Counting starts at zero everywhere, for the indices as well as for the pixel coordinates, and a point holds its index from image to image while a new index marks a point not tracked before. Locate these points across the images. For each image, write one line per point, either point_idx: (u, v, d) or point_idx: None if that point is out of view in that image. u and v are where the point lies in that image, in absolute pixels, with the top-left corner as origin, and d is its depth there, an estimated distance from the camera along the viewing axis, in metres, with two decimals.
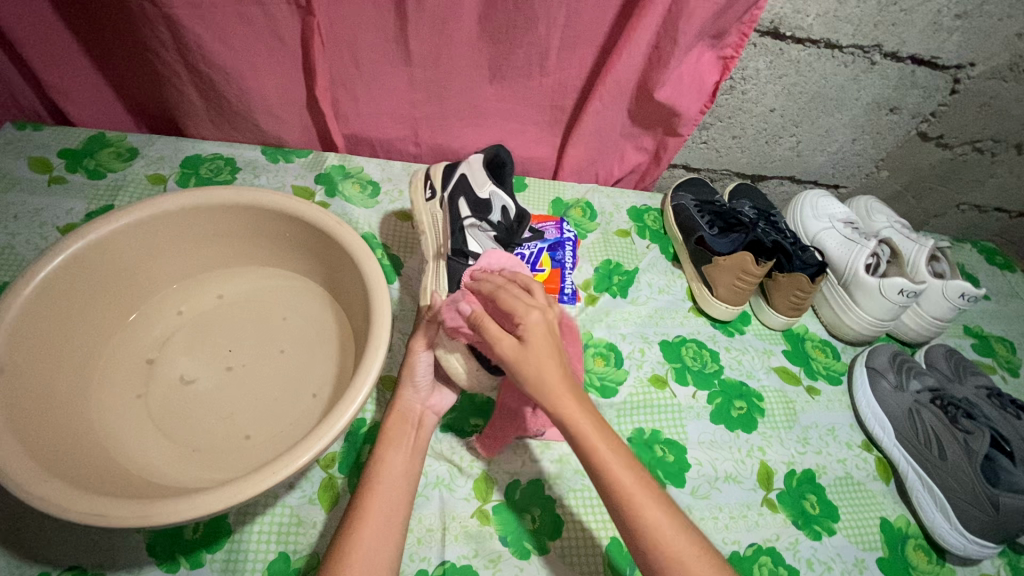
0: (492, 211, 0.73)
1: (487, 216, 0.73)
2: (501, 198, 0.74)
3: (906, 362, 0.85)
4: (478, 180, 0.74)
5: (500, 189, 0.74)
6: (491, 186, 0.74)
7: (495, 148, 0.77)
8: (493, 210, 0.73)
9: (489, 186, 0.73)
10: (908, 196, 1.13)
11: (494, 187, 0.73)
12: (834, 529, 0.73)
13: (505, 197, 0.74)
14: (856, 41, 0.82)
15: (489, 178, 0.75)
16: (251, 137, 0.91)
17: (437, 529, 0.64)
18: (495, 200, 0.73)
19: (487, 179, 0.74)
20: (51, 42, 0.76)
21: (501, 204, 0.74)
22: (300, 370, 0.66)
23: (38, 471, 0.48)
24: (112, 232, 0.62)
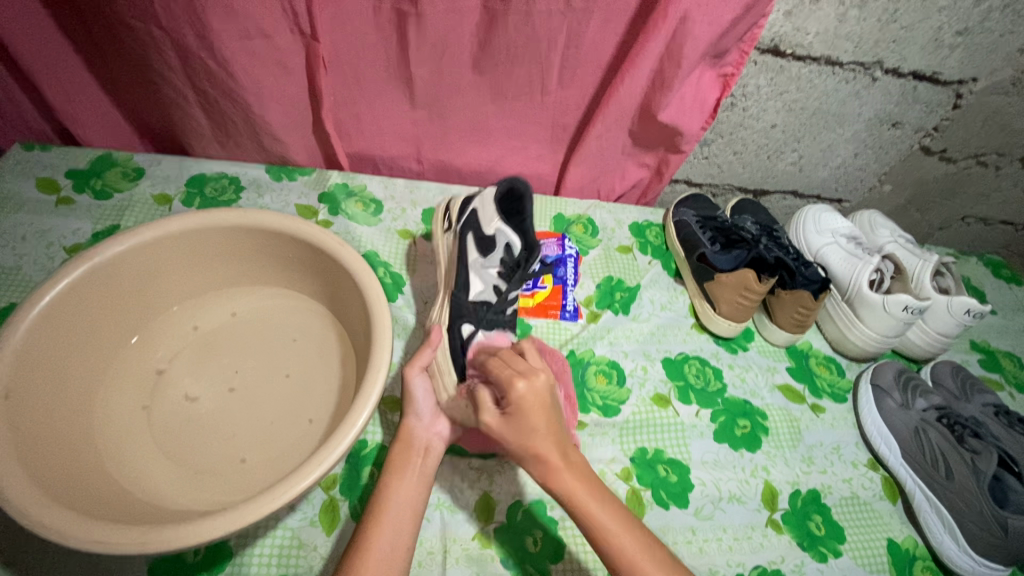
0: (498, 249, 0.71)
1: (493, 254, 0.71)
2: (506, 236, 0.70)
3: (912, 380, 0.85)
4: (486, 217, 0.71)
5: (505, 226, 0.70)
6: (498, 224, 0.70)
7: (509, 178, 0.72)
8: (498, 248, 0.71)
9: (495, 223, 0.70)
10: (912, 210, 1.13)
11: (499, 225, 0.70)
12: (840, 551, 0.72)
13: (511, 234, 0.70)
14: (857, 58, 0.82)
15: (500, 214, 0.71)
16: (255, 156, 0.92)
17: (437, 552, 0.64)
18: (500, 237, 0.71)
19: (496, 215, 0.71)
20: (61, 66, 0.78)
21: (505, 241, 0.71)
22: (301, 391, 0.67)
23: (40, 497, 0.48)
24: (117, 255, 0.63)
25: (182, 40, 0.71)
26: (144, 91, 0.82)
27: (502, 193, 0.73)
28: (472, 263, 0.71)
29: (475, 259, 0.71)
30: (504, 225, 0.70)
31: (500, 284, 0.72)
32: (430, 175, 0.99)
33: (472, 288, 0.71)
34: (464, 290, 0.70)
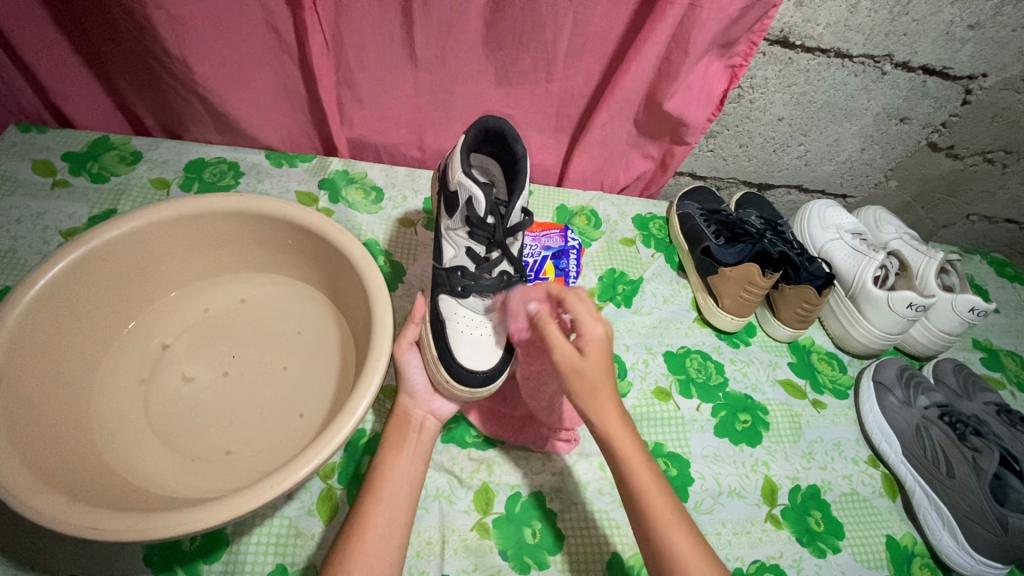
0: (460, 205, 0.64)
1: (459, 212, 0.64)
2: (465, 189, 0.62)
3: (914, 377, 0.84)
4: (452, 169, 0.64)
5: (465, 177, 0.62)
6: (458, 174, 0.62)
7: (479, 120, 0.65)
8: (460, 205, 0.63)
9: (455, 176, 0.63)
10: (917, 206, 1.12)
11: (459, 176, 0.62)
12: (839, 546, 0.72)
13: (470, 187, 0.61)
14: (867, 50, 0.81)
15: (464, 162, 0.63)
16: (255, 141, 0.91)
17: (435, 542, 0.63)
18: (461, 191, 0.63)
19: (459, 164, 0.63)
20: (57, 46, 0.76)
21: (467, 196, 0.62)
22: (300, 380, 0.66)
23: (34, 482, 0.47)
24: (114, 239, 0.62)
25: (182, 21, 0.69)
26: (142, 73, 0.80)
27: (478, 137, 0.66)
28: (442, 227, 0.68)
29: (444, 222, 0.67)
30: (462, 176, 0.62)
31: (470, 246, 0.66)
32: (432, 164, 0.98)
33: (445, 253, 0.68)
34: (438, 257, 0.68)
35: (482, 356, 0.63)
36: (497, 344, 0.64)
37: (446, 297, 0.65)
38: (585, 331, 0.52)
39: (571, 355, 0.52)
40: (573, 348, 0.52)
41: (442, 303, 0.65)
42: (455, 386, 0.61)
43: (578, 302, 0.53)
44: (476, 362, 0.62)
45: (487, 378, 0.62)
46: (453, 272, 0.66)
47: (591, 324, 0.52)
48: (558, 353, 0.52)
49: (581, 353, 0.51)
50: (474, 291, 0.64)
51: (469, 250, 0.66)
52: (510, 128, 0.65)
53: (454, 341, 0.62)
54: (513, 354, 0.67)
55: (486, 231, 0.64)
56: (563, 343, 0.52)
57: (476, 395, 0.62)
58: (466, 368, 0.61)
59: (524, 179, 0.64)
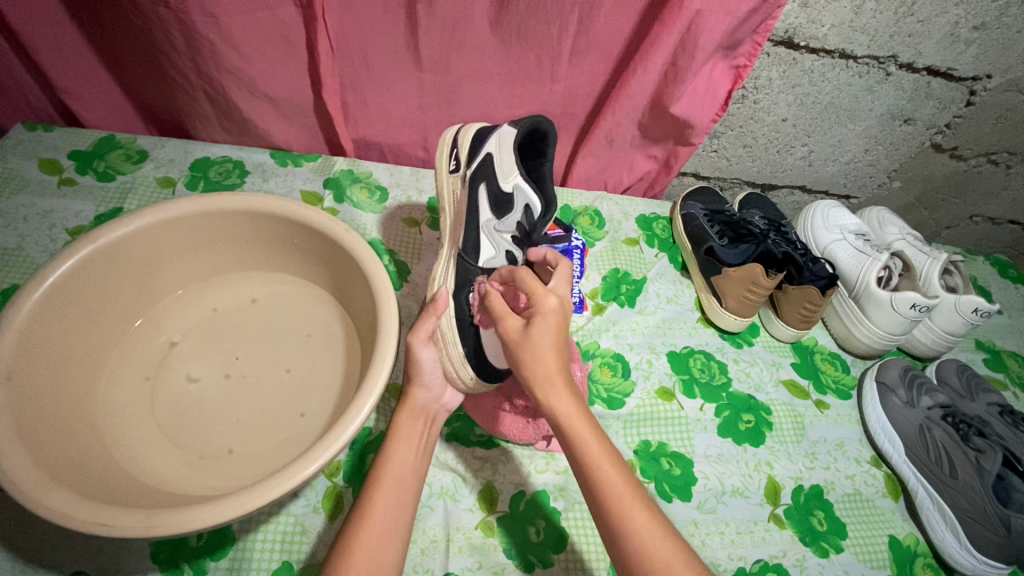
0: (514, 209, 0.66)
1: (510, 212, 0.66)
2: (525, 196, 0.66)
3: (917, 378, 0.85)
4: (504, 169, 0.65)
5: (526, 184, 0.65)
6: (517, 179, 0.65)
7: (531, 121, 0.65)
8: (515, 208, 0.66)
9: (515, 178, 0.65)
10: (920, 207, 1.12)
11: (519, 180, 0.65)
12: (841, 546, 0.72)
13: (529, 195, 0.66)
14: (872, 51, 0.81)
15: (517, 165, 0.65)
16: (260, 140, 0.91)
17: (440, 540, 0.64)
18: (518, 196, 0.66)
19: (514, 167, 0.65)
20: (65, 45, 0.77)
21: (524, 202, 0.66)
22: (305, 379, 0.66)
23: (43, 478, 0.47)
24: (121, 237, 0.62)
25: (188, 21, 0.69)
26: (148, 72, 0.81)
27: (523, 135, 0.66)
28: (485, 224, 0.65)
29: (488, 220, 0.65)
30: (523, 181, 0.65)
31: (513, 250, 0.66)
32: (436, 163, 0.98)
33: (483, 253, 0.65)
34: (473, 254, 0.64)
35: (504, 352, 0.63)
36: None
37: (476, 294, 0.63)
38: (535, 301, 0.52)
39: (517, 328, 0.52)
40: (519, 320, 0.53)
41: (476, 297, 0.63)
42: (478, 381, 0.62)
43: (524, 276, 0.54)
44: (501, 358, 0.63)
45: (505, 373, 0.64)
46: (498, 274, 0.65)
47: (539, 294, 0.52)
48: (503, 321, 0.53)
49: (525, 326, 0.51)
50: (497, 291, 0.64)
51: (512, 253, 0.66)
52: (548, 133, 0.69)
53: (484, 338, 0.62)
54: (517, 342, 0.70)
55: (531, 236, 0.68)
56: (509, 314, 0.53)
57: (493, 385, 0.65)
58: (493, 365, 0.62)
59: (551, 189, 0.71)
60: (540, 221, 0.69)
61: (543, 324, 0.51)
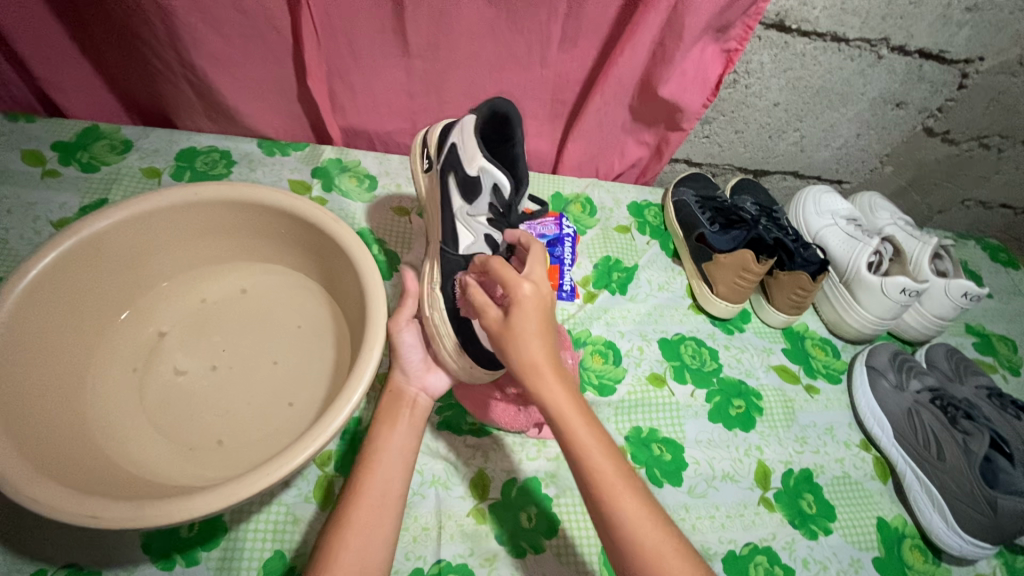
0: (484, 191, 0.64)
1: (479, 196, 0.64)
2: (493, 176, 0.62)
3: (907, 362, 0.85)
4: (467, 154, 0.63)
5: (490, 165, 0.62)
6: (481, 161, 0.62)
7: (491, 106, 0.63)
8: (483, 191, 0.64)
9: (477, 161, 0.62)
10: (912, 192, 1.12)
11: (482, 163, 0.62)
12: (830, 528, 0.73)
13: (495, 174, 0.62)
14: (864, 34, 0.81)
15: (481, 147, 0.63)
16: (246, 129, 0.90)
17: (432, 527, 0.64)
18: (485, 179, 0.63)
19: (477, 150, 0.62)
20: (43, 32, 0.75)
21: (492, 183, 0.63)
22: (295, 370, 0.66)
23: (29, 471, 0.47)
24: (105, 227, 0.61)
25: (170, 8, 0.68)
26: (130, 60, 0.79)
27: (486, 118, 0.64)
28: (457, 213, 0.65)
29: (459, 208, 0.65)
30: (487, 161, 0.62)
31: (491, 233, 0.65)
32: None
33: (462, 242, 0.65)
34: (452, 244, 0.65)
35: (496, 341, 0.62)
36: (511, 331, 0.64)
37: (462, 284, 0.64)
38: (511, 292, 0.51)
39: (497, 321, 0.51)
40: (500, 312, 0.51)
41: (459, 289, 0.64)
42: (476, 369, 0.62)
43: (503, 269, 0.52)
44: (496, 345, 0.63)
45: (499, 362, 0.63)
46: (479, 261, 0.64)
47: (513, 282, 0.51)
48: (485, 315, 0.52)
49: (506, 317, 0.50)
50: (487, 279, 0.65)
51: (492, 237, 0.65)
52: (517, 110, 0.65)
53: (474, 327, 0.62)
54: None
55: (509, 214, 0.66)
56: (490, 305, 0.52)
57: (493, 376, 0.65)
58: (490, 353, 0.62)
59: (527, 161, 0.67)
60: (514, 199, 0.65)
61: (527, 313, 0.50)
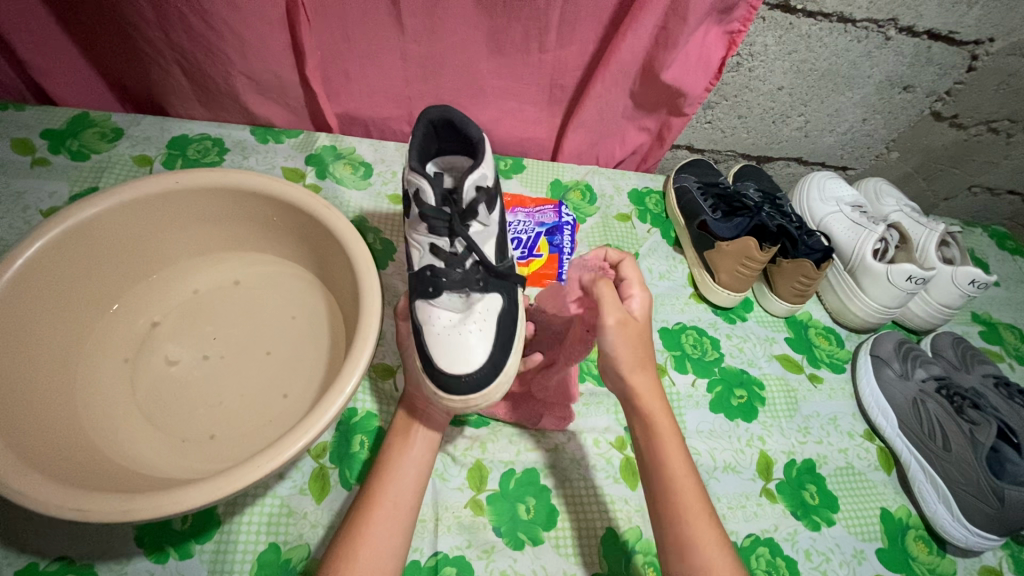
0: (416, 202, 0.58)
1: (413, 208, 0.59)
2: (415, 179, 0.57)
3: (912, 350, 0.84)
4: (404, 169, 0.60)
5: (410, 171, 0.57)
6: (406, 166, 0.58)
7: (422, 112, 0.59)
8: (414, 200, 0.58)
9: (405, 172, 0.59)
10: (918, 178, 1.10)
11: (406, 171, 0.58)
12: (833, 520, 0.72)
13: (415, 180, 0.57)
14: (871, 14, 0.78)
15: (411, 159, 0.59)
16: (239, 117, 0.88)
17: (429, 519, 0.63)
18: (411, 186, 0.58)
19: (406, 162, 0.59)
20: (29, 17, 0.73)
21: (417, 189, 0.57)
22: (289, 361, 0.65)
23: (16, 464, 0.46)
24: (92, 216, 0.60)
25: None
26: (119, 46, 0.77)
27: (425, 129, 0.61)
28: (408, 231, 0.62)
29: (406, 225, 0.61)
30: (410, 165, 0.57)
31: (434, 241, 0.58)
32: None
33: (415, 259, 0.61)
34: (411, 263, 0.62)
35: (470, 357, 0.54)
36: (489, 343, 0.55)
37: (423, 303, 0.58)
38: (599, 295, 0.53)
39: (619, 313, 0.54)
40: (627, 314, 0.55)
41: (418, 310, 0.58)
42: (446, 398, 0.54)
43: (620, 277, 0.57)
44: (461, 365, 0.53)
45: (477, 380, 0.53)
46: (422, 273, 0.58)
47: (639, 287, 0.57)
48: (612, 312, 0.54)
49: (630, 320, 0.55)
50: (449, 288, 0.57)
51: (434, 247, 0.58)
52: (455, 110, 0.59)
53: (432, 349, 0.55)
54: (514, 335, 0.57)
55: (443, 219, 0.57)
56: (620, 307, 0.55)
57: (474, 402, 0.54)
58: (453, 376, 0.53)
59: (485, 153, 0.58)
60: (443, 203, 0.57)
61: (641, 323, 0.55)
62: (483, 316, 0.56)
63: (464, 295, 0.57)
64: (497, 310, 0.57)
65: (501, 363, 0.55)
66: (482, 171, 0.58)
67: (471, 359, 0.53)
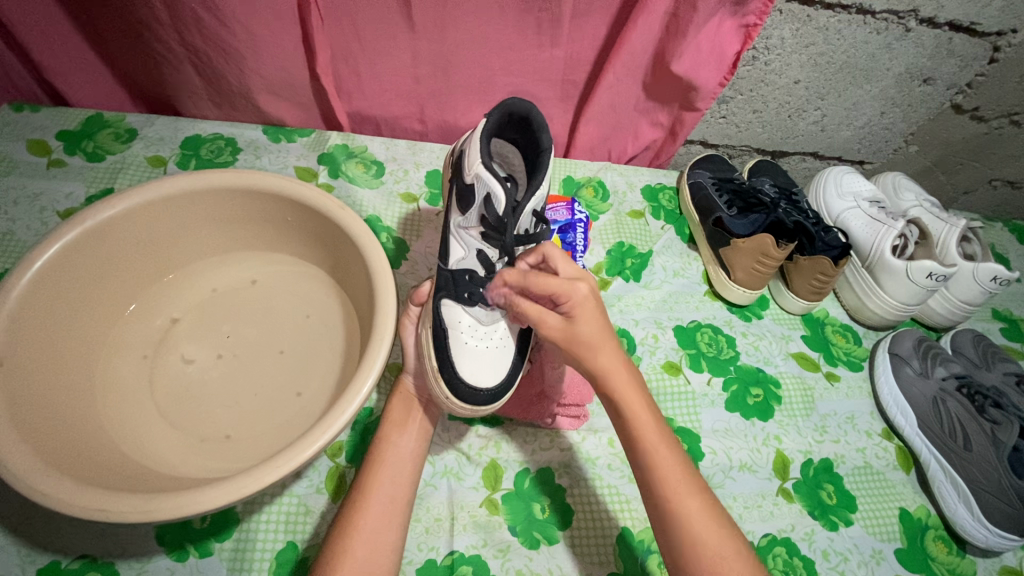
0: (478, 202, 0.58)
1: (474, 207, 0.58)
2: (486, 185, 0.56)
3: (932, 348, 0.82)
4: (469, 160, 0.57)
5: (484, 172, 0.55)
6: (477, 167, 0.56)
7: (504, 105, 0.59)
8: (476, 201, 0.57)
9: (475, 167, 0.56)
10: (937, 172, 1.08)
11: (478, 169, 0.56)
12: (851, 520, 0.71)
13: (489, 183, 0.56)
14: (891, 5, 0.77)
15: (485, 154, 0.57)
16: (252, 116, 0.88)
17: (444, 518, 0.64)
18: (479, 187, 0.57)
19: (478, 156, 0.57)
20: (44, 19, 0.74)
21: (485, 193, 0.56)
22: (304, 361, 0.65)
23: (38, 463, 0.47)
24: (109, 218, 0.60)
25: None
26: (131, 46, 0.78)
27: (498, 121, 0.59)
28: (451, 224, 0.61)
29: (455, 220, 0.60)
30: (484, 169, 0.56)
31: (483, 248, 0.61)
32: (434, 136, 0.95)
33: (451, 256, 0.61)
34: (444, 257, 0.62)
35: (485, 371, 0.58)
36: (503, 363, 0.60)
37: (450, 302, 0.59)
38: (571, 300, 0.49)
39: (559, 324, 0.50)
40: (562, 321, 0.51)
41: (444, 308, 0.58)
42: (455, 403, 0.57)
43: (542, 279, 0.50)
44: (480, 377, 0.57)
45: (490, 397, 0.58)
46: (461, 276, 0.59)
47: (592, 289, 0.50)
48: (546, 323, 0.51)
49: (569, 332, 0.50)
50: (483, 300, 0.59)
51: (482, 254, 0.61)
52: (535, 114, 0.59)
53: (455, 353, 0.57)
54: (523, 356, 0.63)
55: (504, 232, 0.58)
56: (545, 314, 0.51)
57: (478, 411, 0.58)
58: (469, 386, 0.56)
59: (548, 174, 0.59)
60: (509, 217, 0.57)
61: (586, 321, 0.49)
62: (503, 338, 0.60)
63: (494, 309, 0.59)
64: (514, 334, 0.62)
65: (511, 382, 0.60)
66: (542, 192, 0.59)
67: (491, 378, 0.58)
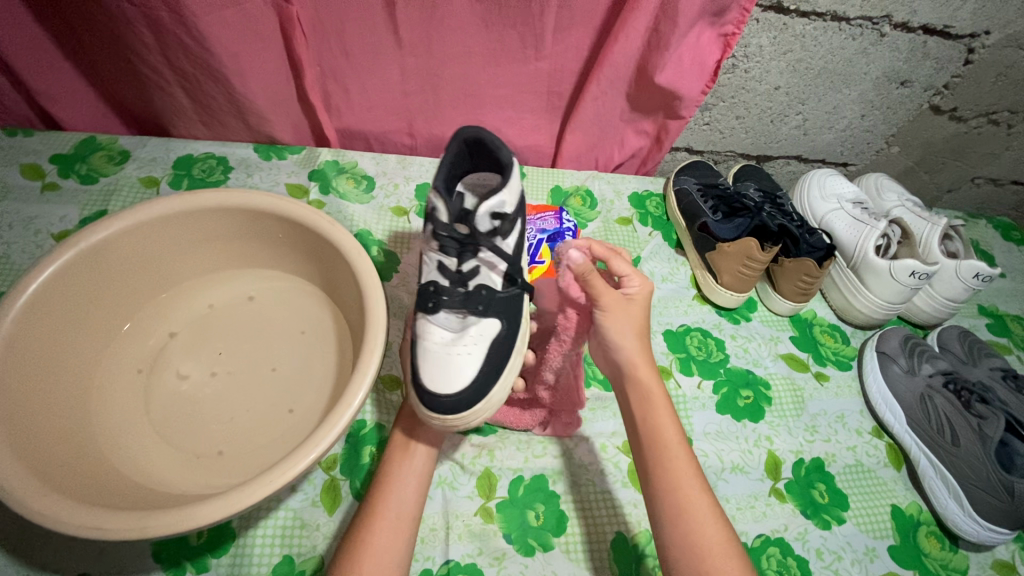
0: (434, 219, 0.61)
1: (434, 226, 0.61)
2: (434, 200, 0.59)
3: (919, 346, 0.84)
4: None
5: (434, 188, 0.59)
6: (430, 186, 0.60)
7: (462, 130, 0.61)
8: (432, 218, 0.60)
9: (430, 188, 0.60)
10: (920, 171, 1.10)
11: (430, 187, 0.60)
12: (843, 518, 0.72)
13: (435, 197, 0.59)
14: (865, 12, 0.79)
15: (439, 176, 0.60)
16: (243, 135, 0.90)
17: (440, 528, 0.64)
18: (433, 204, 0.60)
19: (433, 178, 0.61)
20: (35, 46, 0.75)
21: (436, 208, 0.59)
22: (296, 375, 0.66)
23: (34, 483, 0.48)
24: (102, 240, 0.61)
25: (156, 17, 0.68)
26: (122, 70, 0.79)
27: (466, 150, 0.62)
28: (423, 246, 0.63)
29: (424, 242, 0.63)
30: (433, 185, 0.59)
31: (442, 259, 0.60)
32: (424, 150, 0.97)
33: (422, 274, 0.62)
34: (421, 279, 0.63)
35: (451, 376, 0.53)
36: (475, 368, 0.54)
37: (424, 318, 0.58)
38: None
39: None
40: None
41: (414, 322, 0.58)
42: (423, 413, 0.54)
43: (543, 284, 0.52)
44: (443, 383, 0.53)
45: (457, 403, 0.52)
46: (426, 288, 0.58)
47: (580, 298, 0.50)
48: None
49: None
50: (446, 306, 0.57)
51: (442, 266, 0.60)
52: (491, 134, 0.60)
53: (420, 362, 0.55)
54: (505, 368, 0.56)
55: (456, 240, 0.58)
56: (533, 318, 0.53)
57: (451, 423, 0.53)
58: (429, 393, 0.53)
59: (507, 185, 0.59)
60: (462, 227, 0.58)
61: None
62: (475, 341, 0.55)
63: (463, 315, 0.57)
64: (492, 336, 0.56)
65: (488, 390, 0.54)
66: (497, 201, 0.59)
67: (459, 383, 0.53)
